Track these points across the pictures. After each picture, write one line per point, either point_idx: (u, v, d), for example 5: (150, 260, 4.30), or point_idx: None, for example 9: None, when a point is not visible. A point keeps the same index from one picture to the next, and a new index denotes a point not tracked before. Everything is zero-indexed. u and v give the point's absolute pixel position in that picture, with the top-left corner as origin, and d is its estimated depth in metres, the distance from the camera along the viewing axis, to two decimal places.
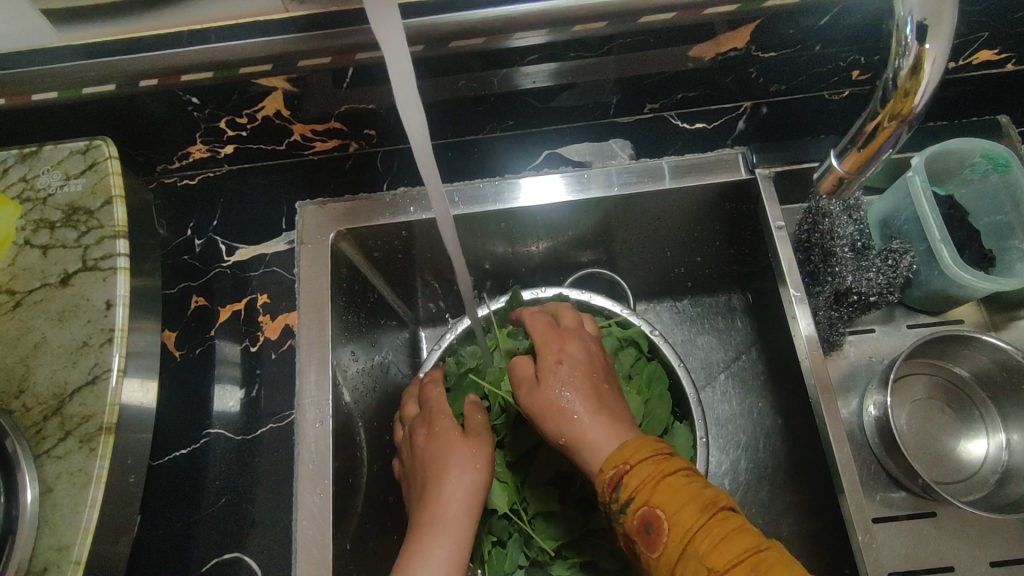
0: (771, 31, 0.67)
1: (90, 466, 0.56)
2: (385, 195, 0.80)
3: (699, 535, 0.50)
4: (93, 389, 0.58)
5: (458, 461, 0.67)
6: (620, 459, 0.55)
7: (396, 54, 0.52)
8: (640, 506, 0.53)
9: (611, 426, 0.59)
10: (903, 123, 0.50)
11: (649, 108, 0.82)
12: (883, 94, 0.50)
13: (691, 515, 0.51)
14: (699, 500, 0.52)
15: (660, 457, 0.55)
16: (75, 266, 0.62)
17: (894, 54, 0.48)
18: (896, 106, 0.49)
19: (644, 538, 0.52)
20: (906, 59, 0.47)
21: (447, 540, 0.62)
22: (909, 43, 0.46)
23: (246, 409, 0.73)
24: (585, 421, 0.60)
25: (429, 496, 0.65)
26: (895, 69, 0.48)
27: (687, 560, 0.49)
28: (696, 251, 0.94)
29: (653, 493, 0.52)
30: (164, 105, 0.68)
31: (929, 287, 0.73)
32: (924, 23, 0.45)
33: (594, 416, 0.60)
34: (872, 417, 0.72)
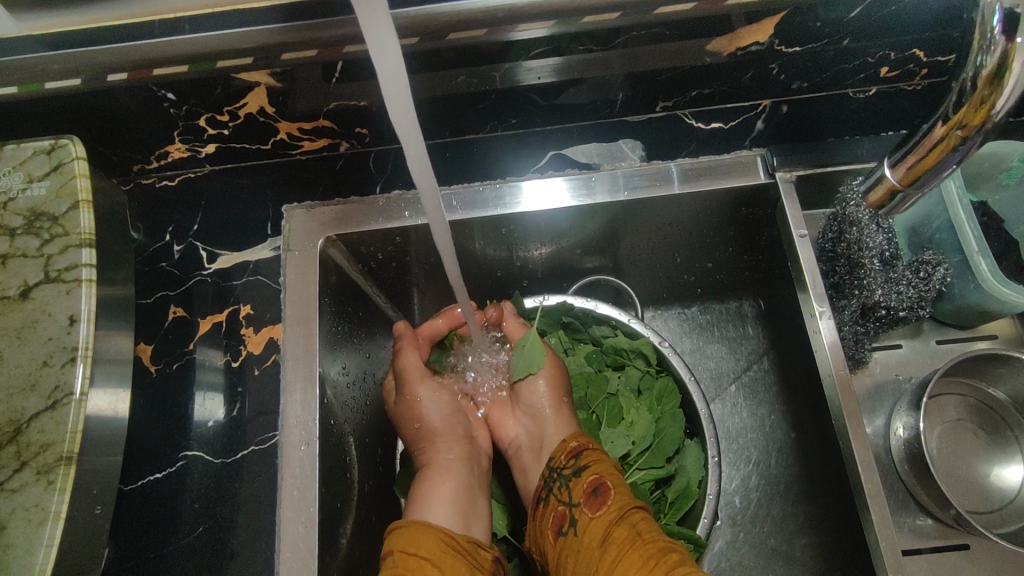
0: (797, 23, 0.62)
1: (48, 501, 0.51)
2: (377, 199, 0.74)
3: (626, 514, 0.61)
4: (53, 414, 0.53)
5: (427, 401, 0.74)
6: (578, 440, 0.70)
7: (383, 40, 0.49)
8: (592, 474, 0.65)
9: (564, 421, 0.75)
10: (976, 134, 0.42)
11: (662, 105, 0.76)
12: (958, 96, 0.42)
13: (625, 497, 0.63)
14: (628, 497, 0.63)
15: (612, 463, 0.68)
16: (36, 278, 0.57)
17: (977, 49, 0.41)
18: (970, 113, 0.41)
19: (589, 498, 0.63)
20: (990, 57, 0.39)
21: (445, 493, 0.70)
22: (995, 38, 0.39)
23: (227, 428, 0.68)
24: (545, 414, 0.76)
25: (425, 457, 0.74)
26: (976, 67, 0.40)
27: (621, 524, 0.60)
28: (707, 257, 0.89)
29: (606, 471, 0.66)
30: (136, 101, 0.62)
31: (963, 301, 0.68)
32: (1016, 13, 0.38)
33: (551, 412, 0.76)
34: (900, 439, 0.67)
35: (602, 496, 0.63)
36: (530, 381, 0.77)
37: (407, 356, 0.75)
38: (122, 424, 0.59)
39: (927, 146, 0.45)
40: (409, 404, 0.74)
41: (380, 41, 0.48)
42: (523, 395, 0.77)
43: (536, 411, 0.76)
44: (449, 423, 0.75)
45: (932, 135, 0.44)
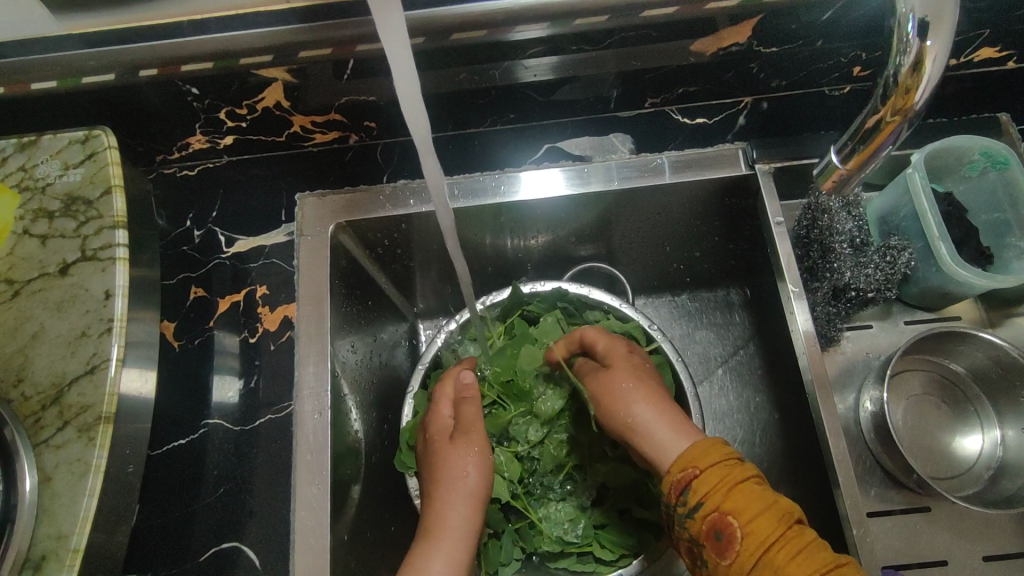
0: (774, 26, 0.67)
1: (89, 456, 0.56)
2: (384, 188, 0.79)
3: (773, 538, 0.50)
4: (92, 378, 0.58)
5: (458, 463, 0.67)
6: (688, 462, 0.55)
7: (396, 38, 0.52)
8: (712, 512, 0.52)
9: (686, 432, 0.58)
10: (904, 121, 0.48)
11: (650, 103, 0.82)
12: (883, 91, 0.48)
13: (764, 524, 0.50)
14: (761, 506, 0.52)
15: (728, 465, 0.54)
16: (73, 256, 0.62)
17: (895, 51, 0.46)
18: (898, 102, 0.47)
19: (714, 542, 0.52)
20: (908, 57, 0.45)
21: (446, 546, 0.63)
22: (910, 41, 0.45)
23: (244, 399, 0.73)
24: (656, 422, 0.60)
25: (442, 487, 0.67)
26: (896, 66, 0.46)
27: (762, 567, 0.49)
28: (695, 246, 0.94)
29: (723, 497, 0.52)
30: (162, 95, 0.68)
31: (927, 284, 0.73)
32: (925, 21, 0.44)
33: (663, 417, 0.60)
34: (867, 412, 0.72)
35: (727, 539, 0.51)
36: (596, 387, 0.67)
37: (469, 407, 0.71)
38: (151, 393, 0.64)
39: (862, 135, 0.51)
40: (441, 456, 0.68)
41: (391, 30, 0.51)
42: (616, 384, 0.65)
43: (629, 424, 0.62)
44: (480, 485, 0.67)
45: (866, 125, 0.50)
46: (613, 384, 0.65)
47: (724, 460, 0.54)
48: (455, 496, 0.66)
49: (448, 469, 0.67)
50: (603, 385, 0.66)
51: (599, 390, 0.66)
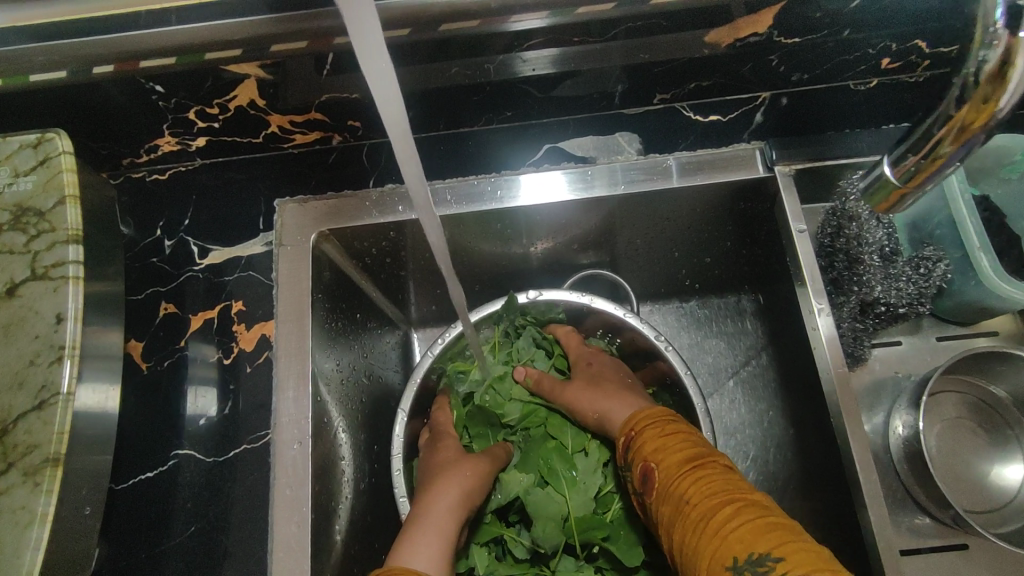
0: (797, 14, 0.61)
1: (35, 503, 0.50)
2: (370, 193, 0.73)
3: (684, 479, 0.55)
4: (40, 414, 0.52)
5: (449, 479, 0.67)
6: (630, 427, 0.65)
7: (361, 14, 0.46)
8: (640, 462, 0.61)
9: (625, 400, 0.71)
10: (976, 137, 0.39)
11: (660, 98, 0.76)
12: (959, 93, 0.39)
13: (675, 464, 0.57)
14: (685, 455, 0.57)
15: (664, 423, 0.62)
16: (22, 275, 0.56)
17: (977, 45, 0.38)
18: (970, 115, 0.39)
19: (644, 486, 0.60)
20: (993, 52, 0.37)
21: (433, 538, 0.61)
22: (999, 31, 0.37)
23: (219, 426, 0.67)
24: (599, 401, 0.72)
25: (425, 496, 0.66)
26: (976, 63, 0.38)
27: (672, 499, 0.56)
28: (705, 253, 0.88)
29: (652, 449, 0.60)
30: (126, 94, 0.61)
31: (963, 298, 0.67)
32: (1018, 6, 0.36)
33: (608, 393, 0.73)
34: (900, 437, 0.66)
35: (651, 482, 0.59)
36: (565, 388, 0.76)
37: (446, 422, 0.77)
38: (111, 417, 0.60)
39: (926, 150, 0.41)
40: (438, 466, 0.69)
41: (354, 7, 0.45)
42: (576, 388, 0.75)
43: (594, 411, 0.72)
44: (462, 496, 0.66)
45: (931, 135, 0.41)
46: (569, 390, 0.75)
47: (658, 420, 0.63)
48: (443, 491, 0.65)
49: (438, 480, 0.67)
50: (574, 401, 0.74)
51: (568, 396, 0.75)
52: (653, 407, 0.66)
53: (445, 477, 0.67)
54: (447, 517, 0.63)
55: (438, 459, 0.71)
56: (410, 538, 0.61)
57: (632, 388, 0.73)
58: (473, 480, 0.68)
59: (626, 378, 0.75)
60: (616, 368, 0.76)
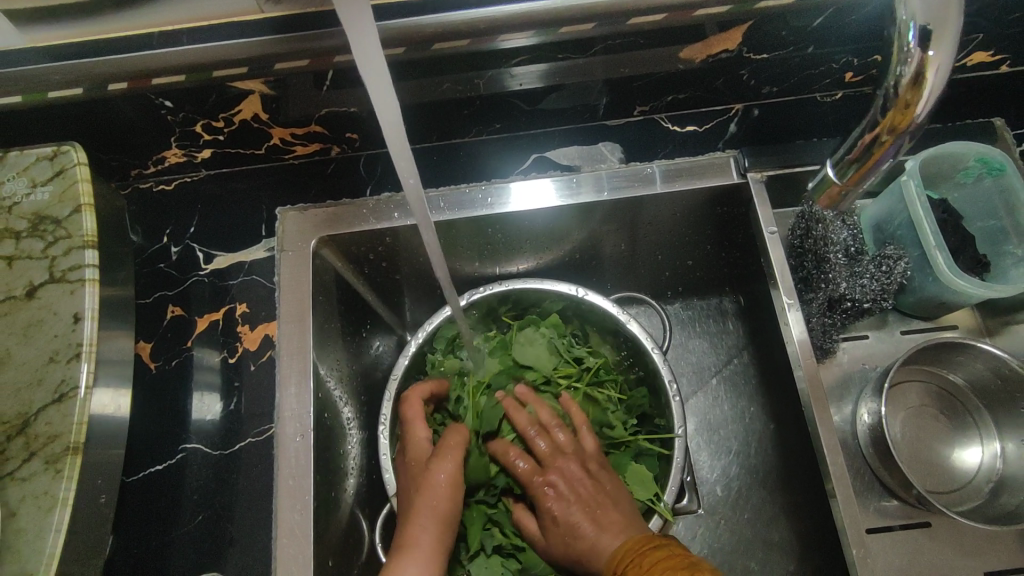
0: (764, 32, 0.66)
1: (57, 488, 0.54)
2: (367, 201, 0.77)
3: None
4: (60, 407, 0.56)
5: (435, 494, 0.67)
6: (620, 561, 0.60)
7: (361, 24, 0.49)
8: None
9: (608, 533, 0.65)
10: (905, 134, 0.49)
11: (639, 111, 0.81)
12: (885, 101, 0.49)
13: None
14: (677, 575, 0.54)
15: (654, 549, 0.59)
16: (41, 278, 0.59)
17: (896, 60, 0.46)
18: (897, 118, 0.48)
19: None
20: (909, 66, 0.45)
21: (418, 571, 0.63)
22: (911, 51, 0.44)
23: (224, 422, 0.71)
24: (575, 514, 0.66)
25: (412, 529, 0.66)
26: (898, 75, 0.47)
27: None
28: (687, 255, 0.93)
29: (647, 569, 0.57)
30: (136, 109, 0.65)
31: (924, 294, 0.72)
32: (928, 28, 0.43)
33: (581, 512, 0.66)
34: (865, 425, 0.70)
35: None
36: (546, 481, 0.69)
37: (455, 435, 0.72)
38: (122, 416, 0.63)
39: (865, 153, 0.53)
40: (423, 488, 0.68)
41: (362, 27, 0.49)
42: (556, 485, 0.68)
43: (569, 531, 0.66)
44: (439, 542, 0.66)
45: (866, 143, 0.52)
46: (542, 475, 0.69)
47: (647, 546, 0.60)
48: (423, 531, 0.66)
49: (425, 499, 0.67)
50: (548, 500, 0.68)
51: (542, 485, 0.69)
52: (641, 540, 0.62)
53: (433, 499, 0.67)
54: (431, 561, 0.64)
55: (422, 481, 0.69)
56: (395, 569, 0.63)
57: (622, 506, 0.68)
58: (447, 524, 0.67)
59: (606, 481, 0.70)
60: (607, 482, 0.70)
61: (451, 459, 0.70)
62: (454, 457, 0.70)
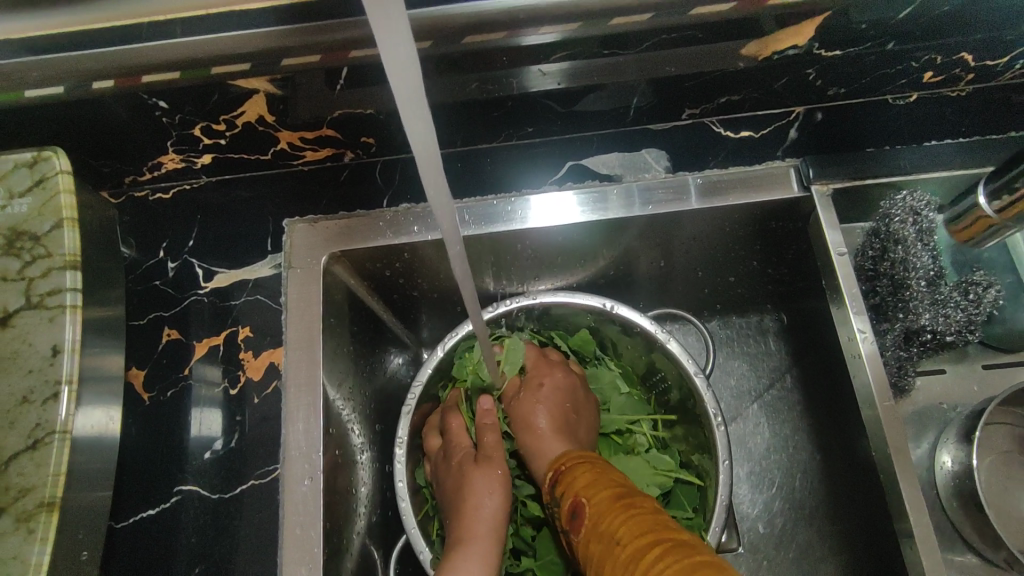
0: (840, 26, 0.57)
1: (28, 552, 0.47)
2: (385, 212, 0.69)
3: (612, 521, 0.52)
4: (34, 456, 0.49)
5: (480, 487, 0.65)
6: (560, 462, 0.63)
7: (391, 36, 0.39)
8: (570, 495, 0.58)
9: (568, 440, 0.67)
10: None
11: (689, 113, 0.72)
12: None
13: (605, 500, 0.55)
14: (616, 494, 0.55)
15: (593, 462, 0.61)
16: (16, 304, 0.52)
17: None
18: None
19: (572, 523, 0.57)
20: None
21: (480, 548, 0.61)
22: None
23: (224, 460, 0.64)
24: (547, 429, 0.68)
25: (467, 505, 0.64)
26: None
27: (603, 541, 0.52)
28: (729, 271, 0.85)
29: (581, 483, 0.58)
30: (128, 109, 0.57)
31: (1016, 325, 0.63)
32: None
33: (553, 427, 0.68)
34: (949, 472, 0.62)
35: (580, 518, 0.56)
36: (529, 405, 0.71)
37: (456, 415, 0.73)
38: (113, 436, 0.56)
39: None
40: (465, 478, 0.66)
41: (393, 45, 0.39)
42: (535, 406, 0.71)
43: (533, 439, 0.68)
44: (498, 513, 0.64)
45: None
46: (525, 416, 0.71)
47: (579, 459, 0.62)
48: (481, 502, 0.64)
49: (476, 487, 0.65)
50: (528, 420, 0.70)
51: (517, 420, 0.71)
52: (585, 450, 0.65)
53: (483, 481, 0.65)
54: (491, 543, 0.62)
55: (464, 467, 0.67)
56: (457, 553, 0.60)
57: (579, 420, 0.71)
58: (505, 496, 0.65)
59: (591, 413, 0.74)
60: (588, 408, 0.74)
61: (497, 461, 0.67)
62: (498, 463, 0.67)
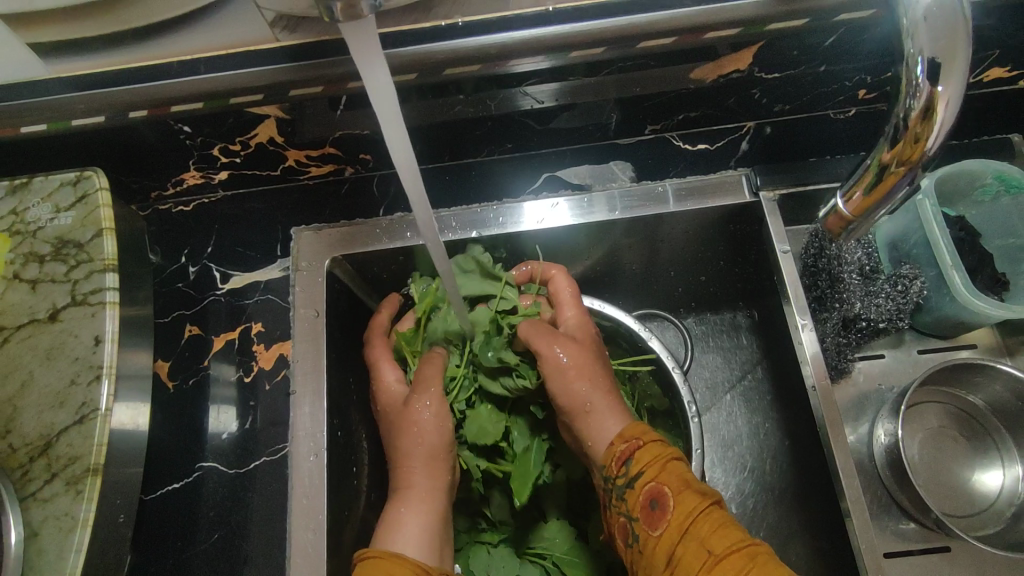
0: (774, 52, 0.66)
1: (77, 510, 0.55)
2: (380, 220, 0.78)
3: (702, 517, 0.57)
4: (80, 429, 0.57)
5: (420, 418, 0.70)
6: (632, 436, 0.65)
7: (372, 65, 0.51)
8: (647, 483, 0.61)
9: (619, 415, 0.69)
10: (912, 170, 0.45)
11: (650, 129, 0.80)
12: (893, 135, 0.45)
13: (690, 499, 0.58)
14: (697, 496, 0.58)
15: (663, 450, 0.63)
16: (64, 301, 0.61)
17: (905, 93, 0.44)
18: (906, 151, 0.45)
19: (646, 513, 0.60)
20: (918, 101, 0.43)
21: (421, 510, 0.67)
22: (920, 85, 0.43)
23: (240, 440, 0.72)
24: (592, 395, 0.69)
25: (404, 451, 0.70)
26: (906, 109, 0.44)
27: (688, 540, 0.56)
28: (698, 271, 0.93)
29: (659, 472, 0.61)
30: (156, 132, 0.66)
31: (941, 313, 0.71)
32: (936, 62, 0.42)
33: (582, 374, 0.70)
34: (881, 445, 0.70)
35: (659, 509, 0.59)
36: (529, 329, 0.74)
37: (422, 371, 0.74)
38: (140, 434, 0.64)
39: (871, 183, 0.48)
40: (401, 419, 0.71)
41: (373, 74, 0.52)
42: (570, 349, 0.72)
43: (580, 412, 0.69)
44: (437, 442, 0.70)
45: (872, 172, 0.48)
46: (568, 390, 0.70)
47: (659, 445, 0.64)
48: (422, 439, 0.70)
49: (409, 415, 0.71)
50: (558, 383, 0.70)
51: (565, 395, 0.70)
52: (641, 427, 0.67)
53: (413, 415, 0.70)
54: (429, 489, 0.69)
55: (393, 416, 0.72)
56: (403, 517, 0.67)
57: (611, 380, 0.73)
58: (440, 441, 0.71)
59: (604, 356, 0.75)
60: (597, 347, 0.74)
61: (431, 387, 0.72)
62: (431, 390, 0.72)
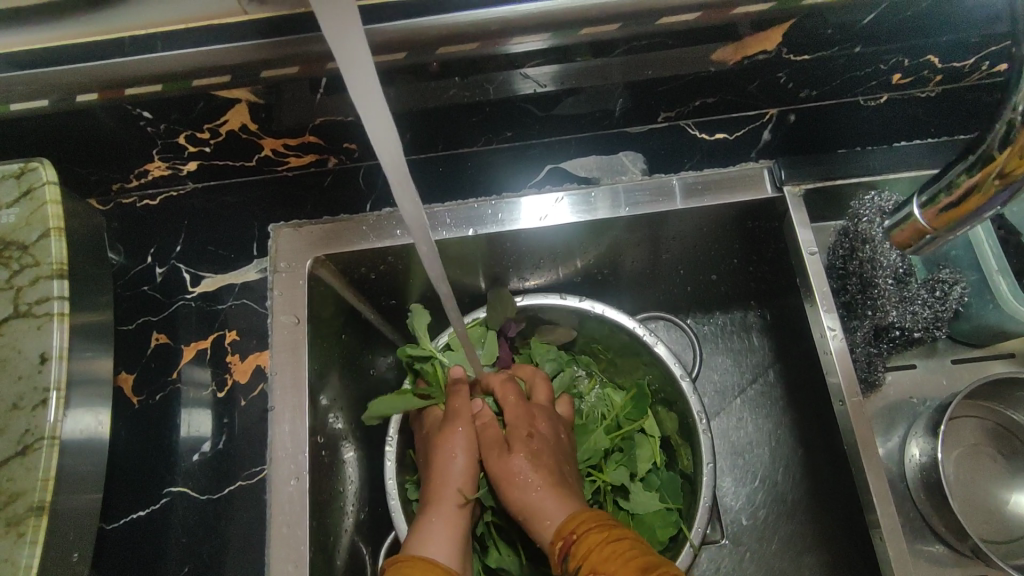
0: (807, 32, 0.58)
1: (18, 555, 0.49)
2: (367, 216, 0.71)
3: None
4: (23, 460, 0.51)
5: (454, 443, 0.70)
6: (568, 529, 0.60)
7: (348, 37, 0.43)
8: (586, 571, 0.56)
9: (563, 499, 0.65)
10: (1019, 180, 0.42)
11: (664, 116, 0.74)
12: (1007, 135, 0.41)
13: (629, 573, 0.53)
14: (640, 564, 0.54)
15: (605, 527, 0.59)
16: (5, 312, 0.54)
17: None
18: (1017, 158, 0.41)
19: None
20: None
21: (445, 514, 0.66)
22: None
23: (212, 462, 0.65)
24: (542, 494, 0.65)
25: (436, 472, 0.69)
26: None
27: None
28: (710, 269, 0.86)
29: (599, 557, 0.56)
30: (113, 119, 0.58)
31: (981, 322, 0.65)
32: None
33: (540, 475, 0.66)
34: (916, 463, 0.64)
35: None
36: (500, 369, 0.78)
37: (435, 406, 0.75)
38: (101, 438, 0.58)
39: (966, 194, 0.44)
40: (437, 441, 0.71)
41: (343, 32, 0.42)
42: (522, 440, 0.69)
43: (530, 511, 0.65)
44: (469, 465, 0.70)
45: (963, 185, 0.44)
46: (512, 489, 0.66)
47: (600, 526, 0.60)
48: (450, 461, 0.69)
49: (440, 454, 0.70)
50: (511, 473, 0.67)
51: (515, 500, 0.66)
52: (591, 510, 0.63)
53: (449, 447, 0.70)
54: (458, 504, 0.67)
55: (427, 436, 0.73)
56: (423, 522, 0.65)
57: (568, 473, 0.69)
58: (472, 466, 0.70)
59: (570, 454, 0.73)
60: (568, 446, 0.73)
61: (463, 423, 0.72)
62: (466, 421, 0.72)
